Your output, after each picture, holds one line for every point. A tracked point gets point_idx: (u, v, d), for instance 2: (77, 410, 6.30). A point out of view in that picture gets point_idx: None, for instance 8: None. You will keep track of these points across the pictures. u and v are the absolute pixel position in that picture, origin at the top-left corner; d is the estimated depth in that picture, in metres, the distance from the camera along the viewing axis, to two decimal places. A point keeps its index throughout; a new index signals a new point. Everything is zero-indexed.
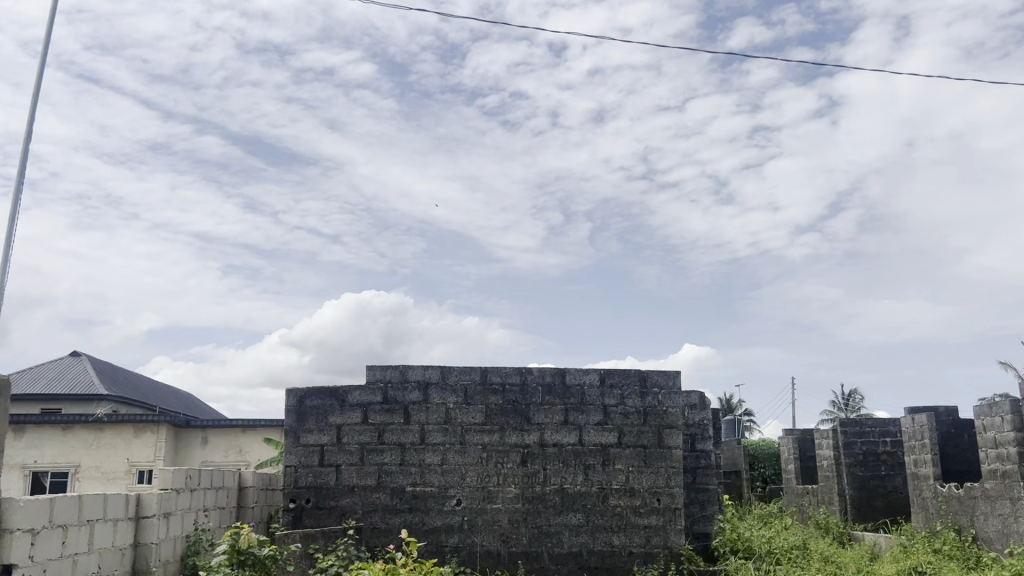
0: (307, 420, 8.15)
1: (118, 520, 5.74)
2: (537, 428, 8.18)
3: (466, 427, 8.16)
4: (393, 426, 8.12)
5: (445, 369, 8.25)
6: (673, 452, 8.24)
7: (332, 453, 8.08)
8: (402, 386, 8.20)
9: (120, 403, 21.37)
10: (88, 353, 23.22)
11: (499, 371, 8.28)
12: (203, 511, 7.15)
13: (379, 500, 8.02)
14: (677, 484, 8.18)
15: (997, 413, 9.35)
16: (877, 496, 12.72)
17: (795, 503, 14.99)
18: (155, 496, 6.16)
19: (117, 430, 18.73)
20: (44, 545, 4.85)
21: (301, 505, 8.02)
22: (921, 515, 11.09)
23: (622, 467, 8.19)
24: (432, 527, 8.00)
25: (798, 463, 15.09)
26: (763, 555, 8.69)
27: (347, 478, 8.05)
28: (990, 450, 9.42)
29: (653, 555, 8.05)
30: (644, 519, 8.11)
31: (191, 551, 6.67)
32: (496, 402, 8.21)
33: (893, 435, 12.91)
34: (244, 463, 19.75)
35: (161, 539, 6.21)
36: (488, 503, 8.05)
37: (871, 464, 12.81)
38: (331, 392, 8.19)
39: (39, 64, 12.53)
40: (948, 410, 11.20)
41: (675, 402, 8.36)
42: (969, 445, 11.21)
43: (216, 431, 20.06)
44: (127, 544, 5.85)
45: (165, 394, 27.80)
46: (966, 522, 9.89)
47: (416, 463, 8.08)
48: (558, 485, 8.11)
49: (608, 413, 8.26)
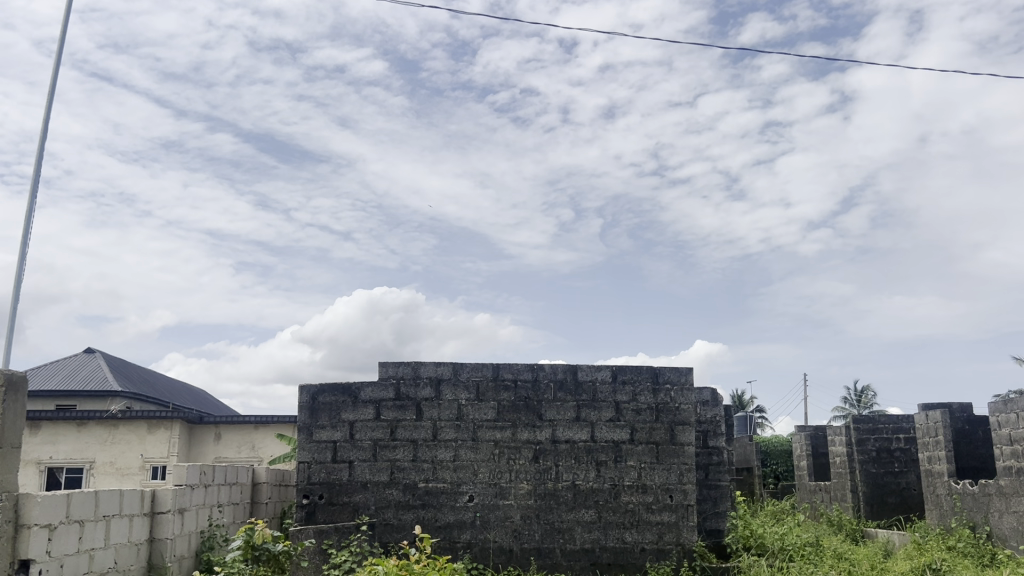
0: (320, 416, 8.18)
1: (133, 516, 5.78)
2: (548, 425, 8.19)
3: (478, 423, 8.17)
4: (405, 422, 8.15)
5: (456, 365, 8.26)
6: (686, 448, 8.25)
7: (345, 449, 8.12)
8: (414, 382, 8.22)
9: (134, 399, 21.54)
10: (101, 350, 23.37)
11: (511, 367, 8.29)
12: (217, 507, 7.20)
13: (391, 496, 8.05)
14: (689, 481, 8.19)
15: (1012, 410, 9.27)
16: (890, 493, 12.68)
17: (807, 499, 14.96)
18: (170, 492, 6.20)
19: (132, 426, 18.87)
20: (61, 540, 4.90)
21: (314, 500, 8.06)
22: (935, 512, 11.05)
23: (634, 463, 8.18)
24: (444, 523, 8.02)
25: (811, 460, 15.05)
26: (776, 552, 8.66)
27: (360, 474, 8.08)
28: (1006, 447, 9.36)
29: (665, 551, 8.05)
30: (657, 516, 8.11)
31: (204, 546, 6.72)
32: (508, 398, 8.23)
33: (906, 432, 12.84)
34: (256, 459, 19.71)
35: (176, 535, 6.26)
36: (500, 500, 8.07)
37: (883, 461, 12.76)
38: (343, 389, 8.23)
39: (55, 63, 12.62)
40: (961, 407, 11.14)
41: (688, 398, 8.35)
42: (983, 442, 11.15)
43: (229, 427, 20.20)
44: (142, 540, 5.90)
45: (178, 390, 27.88)
46: (980, 519, 9.84)
47: (428, 459, 8.11)
48: (570, 481, 8.12)
49: (619, 410, 8.27)
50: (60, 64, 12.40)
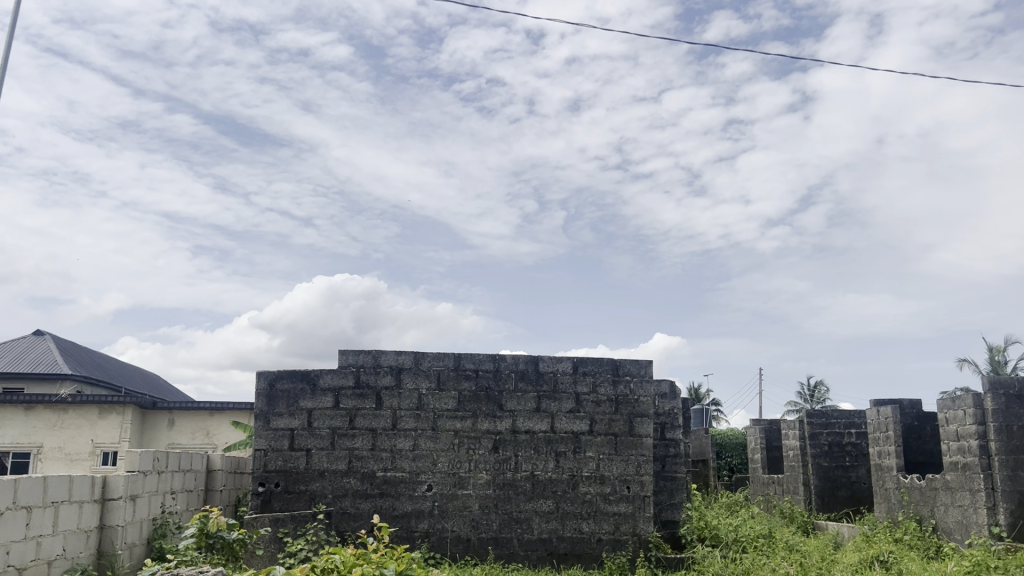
0: (278, 404, 8.10)
1: (83, 502, 5.66)
2: (509, 415, 8.20)
3: (439, 413, 8.15)
4: (365, 411, 8.09)
5: (418, 354, 8.22)
6: (644, 440, 8.31)
7: (303, 437, 8.04)
8: (375, 370, 8.16)
9: (85, 383, 21.14)
10: (52, 333, 22.89)
11: (472, 357, 8.27)
12: (170, 494, 7.09)
13: (349, 485, 7.99)
14: (646, 472, 8.25)
15: (959, 406, 9.50)
16: (841, 486, 12.92)
17: (761, 491, 15.21)
18: (122, 478, 6.08)
19: (82, 411, 18.47)
20: (8, 526, 4.78)
21: (270, 488, 7.98)
22: (883, 505, 11.29)
23: (593, 454, 8.23)
24: (402, 512, 7.99)
25: (764, 453, 15.26)
26: (729, 543, 8.81)
27: (318, 462, 8.01)
28: (953, 442, 9.58)
29: (622, 542, 8.11)
30: (613, 507, 8.16)
31: (157, 534, 6.61)
32: (469, 388, 8.21)
33: (857, 427, 13.12)
34: (211, 446, 19.58)
35: (127, 522, 6.13)
36: (459, 489, 8.06)
37: (835, 455, 13.00)
38: (302, 376, 8.14)
39: (7, 36, 12.17)
40: (912, 403, 11.47)
41: (647, 391, 8.41)
42: (932, 437, 11.43)
43: (183, 413, 19.89)
44: (92, 527, 5.77)
45: (130, 375, 27.35)
46: (926, 512, 10.08)
47: (388, 449, 8.06)
48: (529, 471, 8.14)
49: (580, 401, 8.30)
50: (12, 38, 12.00)
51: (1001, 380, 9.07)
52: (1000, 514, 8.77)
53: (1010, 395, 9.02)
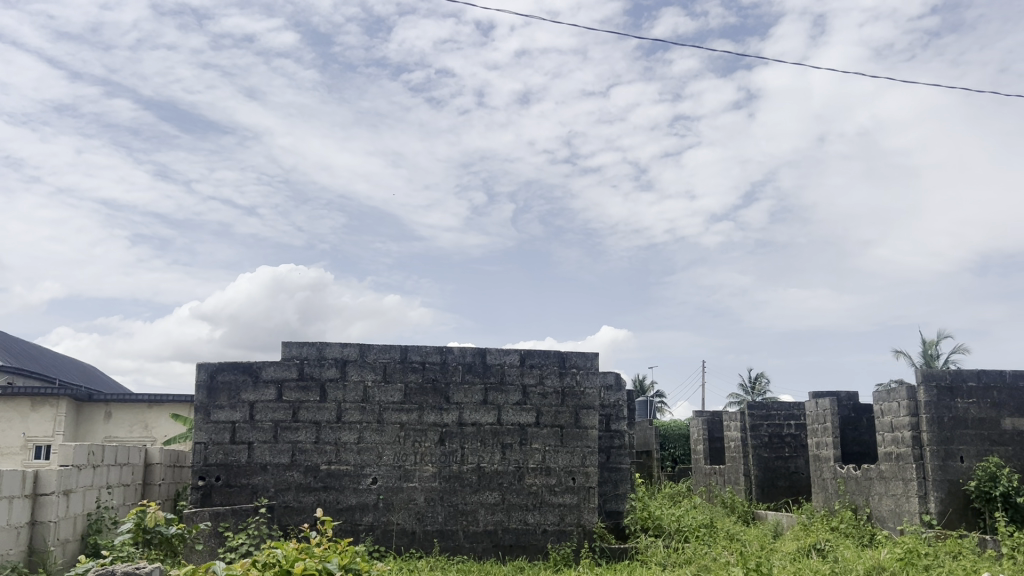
0: (218, 396, 7.94)
1: (14, 498, 5.48)
2: (455, 407, 8.17)
3: (385, 405, 8.08)
4: (309, 403, 7.98)
5: (363, 347, 8.13)
6: (589, 432, 8.37)
7: (244, 430, 7.90)
8: (319, 362, 8.06)
9: (17, 374, 20.47)
10: None
11: (419, 349, 8.22)
12: (106, 488, 6.89)
13: (292, 478, 7.88)
14: (592, 463, 8.31)
15: (894, 399, 9.78)
16: (780, 476, 13.21)
17: (703, 482, 15.47)
18: (55, 472, 5.91)
19: (14, 404, 17.93)
20: None
21: (210, 482, 7.81)
22: (821, 495, 11.58)
23: (538, 446, 8.26)
24: (346, 505, 7.91)
25: (707, 444, 15.52)
26: (672, 533, 8.92)
27: (260, 456, 7.88)
28: (887, 433, 9.86)
29: (566, 533, 8.16)
30: (559, 498, 8.20)
31: (92, 530, 6.42)
32: (415, 380, 8.16)
33: (797, 418, 13.42)
34: (150, 439, 18.99)
35: (60, 517, 5.95)
36: (405, 482, 8.01)
37: (775, 446, 13.28)
38: (243, 368, 7.99)
39: None
40: (849, 395, 11.76)
41: (593, 382, 8.46)
42: (868, 429, 11.75)
43: (120, 405, 19.38)
44: (23, 523, 5.58)
45: (65, 366, 26.61)
46: (862, 502, 10.36)
47: (332, 442, 7.96)
48: (475, 464, 8.13)
49: (526, 393, 8.32)
50: None
51: (933, 372, 9.34)
52: (930, 501, 9.07)
53: (941, 387, 9.31)
